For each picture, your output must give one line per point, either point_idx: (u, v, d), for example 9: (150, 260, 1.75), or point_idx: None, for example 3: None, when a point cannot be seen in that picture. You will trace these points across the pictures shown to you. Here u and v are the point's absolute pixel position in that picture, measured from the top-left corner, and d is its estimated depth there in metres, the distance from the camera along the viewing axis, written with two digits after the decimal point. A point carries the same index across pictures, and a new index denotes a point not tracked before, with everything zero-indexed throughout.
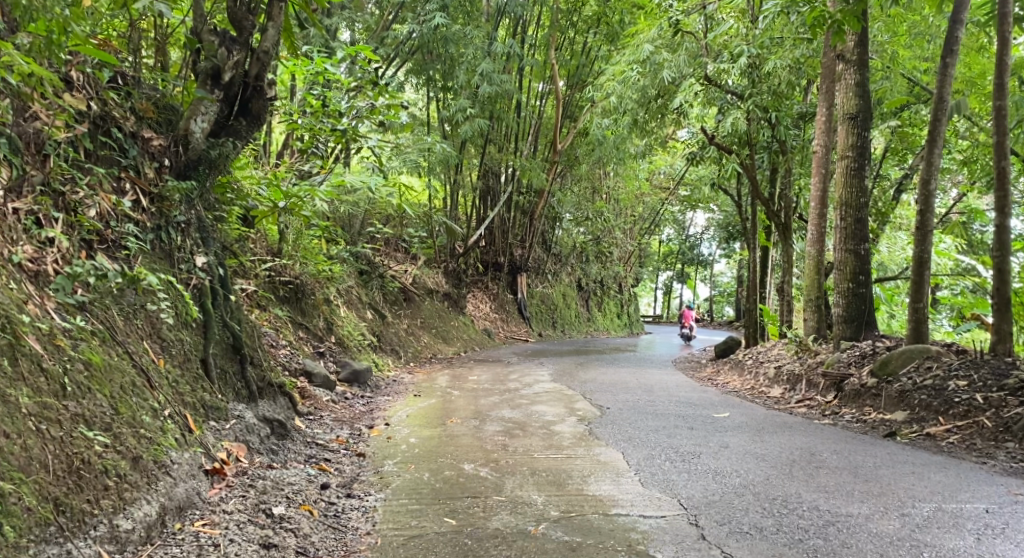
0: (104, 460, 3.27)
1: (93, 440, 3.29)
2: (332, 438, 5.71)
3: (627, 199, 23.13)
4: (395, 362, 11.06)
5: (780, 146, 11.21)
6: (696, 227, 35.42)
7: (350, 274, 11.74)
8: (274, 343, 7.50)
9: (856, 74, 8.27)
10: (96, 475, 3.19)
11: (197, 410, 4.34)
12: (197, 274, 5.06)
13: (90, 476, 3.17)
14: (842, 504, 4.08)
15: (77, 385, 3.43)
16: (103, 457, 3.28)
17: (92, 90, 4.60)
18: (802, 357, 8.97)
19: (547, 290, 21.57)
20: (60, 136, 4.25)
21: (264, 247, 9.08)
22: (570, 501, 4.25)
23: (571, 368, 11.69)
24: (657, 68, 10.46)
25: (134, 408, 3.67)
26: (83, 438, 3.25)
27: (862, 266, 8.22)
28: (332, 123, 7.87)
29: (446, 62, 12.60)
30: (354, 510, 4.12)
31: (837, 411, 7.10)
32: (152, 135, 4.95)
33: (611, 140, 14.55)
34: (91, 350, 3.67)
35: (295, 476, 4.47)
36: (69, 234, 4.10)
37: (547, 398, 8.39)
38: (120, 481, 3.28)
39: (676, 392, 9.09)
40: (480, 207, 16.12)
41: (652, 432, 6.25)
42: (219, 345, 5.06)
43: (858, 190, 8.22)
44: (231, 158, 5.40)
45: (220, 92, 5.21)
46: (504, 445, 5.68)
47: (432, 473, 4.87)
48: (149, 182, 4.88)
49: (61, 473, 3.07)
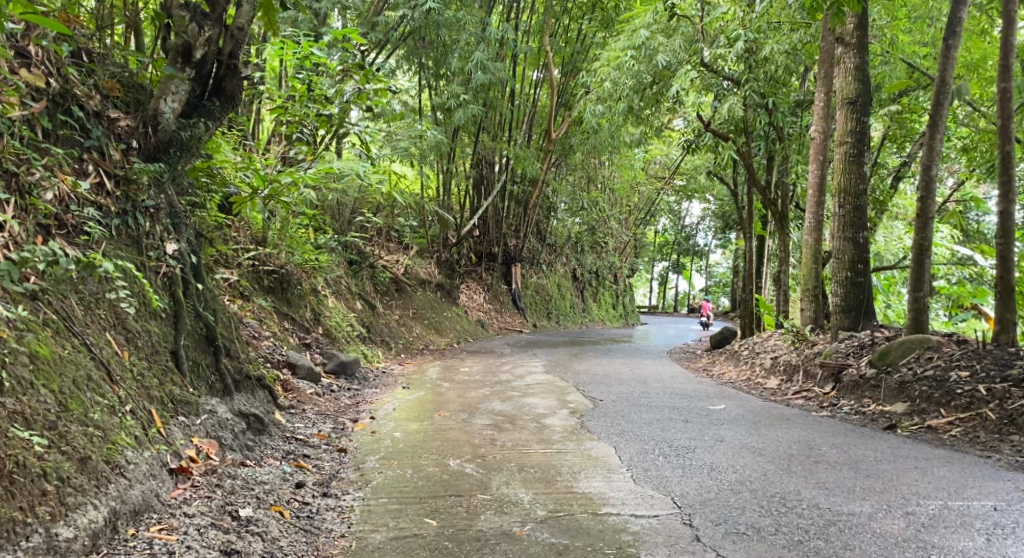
0: (45, 463, 3.03)
1: (31, 441, 3.05)
2: (313, 432, 5.49)
3: (623, 189, 22.91)
4: (386, 354, 10.84)
5: (778, 133, 10.98)
6: (692, 217, 35.23)
7: (340, 265, 11.50)
8: (256, 334, 7.26)
9: (855, 58, 7.99)
10: (32, 480, 2.96)
11: (164, 405, 4.12)
12: (167, 262, 4.82)
13: (26, 480, 2.93)
14: (843, 502, 3.87)
15: (17, 380, 3.18)
16: (42, 459, 3.04)
17: (52, 66, 4.39)
18: (799, 347, 8.77)
19: (542, 280, 21.35)
20: (14, 113, 4.00)
21: (248, 235, 8.83)
22: (559, 500, 4.03)
23: (565, 359, 11.48)
24: (653, 54, 10.24)
25: (86, 404, 3.44)
26: (20, 439, 3.01)
27: (861, 255, 7.99)
28: (317, 108, 7.59)
29: (438, 47, 12.34)
30: (329, 511, 3.90)
31: (835, 403, 6.90)
32: (118, 115, 4.79)
33: (606, 128, 14.27)
34: (40, 341, 3.44)
35: (268, 474, 4.24)
36: (23, 218, 3.85)
37: (539, 390, 8.19)
38: (62, 485, 3.05)
39: (670, 384, 8.89)
40: (473, 197, 15.85)
41: (645, 425, 6.04)
42: (192, 337, 4.82)
43: (857, 177, 7.99)
44: (203, 140, 5.15)
45: (191, 70, 4.91)
46: (492, 439, 5.47)
47: (414, 470, 4.65)
48: (114, 164, 4.64)
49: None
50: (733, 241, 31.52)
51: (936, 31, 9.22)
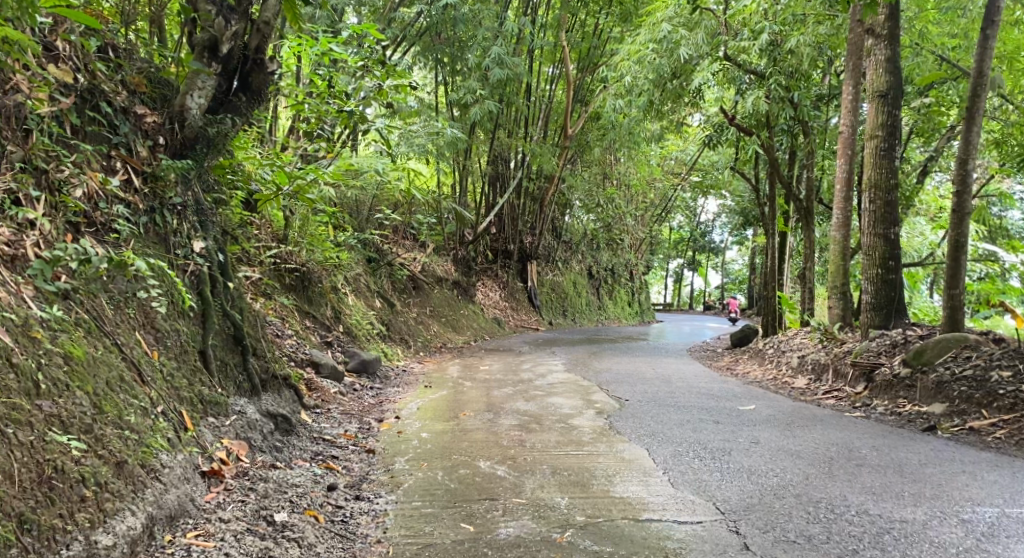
0: (82, 468, 2.97)
1: (68, 445, 2.98)
2: (340, 433, 5.41)
3: (639, 185, 22.71)
4: (405, 351, 10.77)
5: (803, 129, 10.80)
6: (707, 214, 34.97)
7: (358, 262, 11.42)
8: (279, 332, 7.19)
9: (886, 50, 7.81)
10: (70, 485, 2.89)
11: (194, 406, 4.05)
12: (194, 260, 4.74)
13: (63, 486, 2.87)
14: (894, 508, 3.74)
15: (53, 382, 3.11)
16: (80, 464, 2.97)
17: (80, 61, 4.32)
18: (827, 346, 8.61)
19: (558, 278, 21.20)
20: (44, 110, 3.95)
21: (268, 233, 8.75)
22: (597, 505, 3.92)
23: (585, 357, 11.36)
24: (674, 47, 9.93)
25: (120, 405, 3.37)
26: (57, 444, 2.94)
27: (892, 251, 7.80)
28: (338, 105, 7.47)
29: (455, 42, 12.21)
30: (363, 515, 3.82)
31: (868, 403, 6.76)
32: (145, 110, 4.68)
33: (625, 124, 14.11)
34: (73, 342, 3.36)
35: (300, 476, 4.17)
36: (53, 216, 3.78)
37: (563, 389, 8.08)
38: (100, 491, 2.98)
39: (695, 383, 8.75)
40: (489, 194, 15.73)
41: (675, 426, 5.92)
42: (220, 336, 4.75)
43: (888, 171, 7.79)
44: (230, 136, 5.10)
45: (218, 65, 4.92)
46: (521, 440, 5.36)
47: (445, 472, 4.55)
48: (142, 161, 4.57)
49: (28, 485, 2.76)
50: (749, 238, 31.24)
51: (967, 23, 9.00)
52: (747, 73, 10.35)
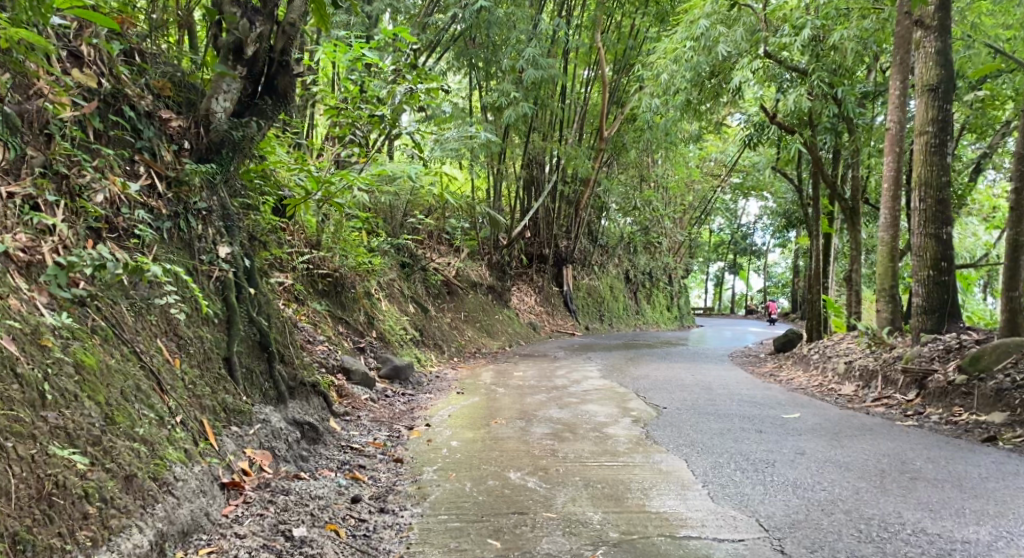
0: (87, 484, 2.87)
1: (73, 459, 2.88)
2: (369, 441, 5.29)
3: (677, 187, 22.36)
4: (439, 357, 10.66)
5: (847, 126, 10.45)
6: (747, 217, 34.39)
7: (392, 267, 11.35)
8: (311, 338, 7.11)
9: (937, 42, 7.47)
10: (73, 502, 2.80)
11: (216, 415, 3.95)
12: (220, 266, 4.65)
13: (65, 503, 2.77)
14: (954, 527, 3.49)
15: (61, 392, 3.02)
16: (85, 479, 2.88)
17: (105, 65, 4.26)
18: (875, 351, 8.29)
19: (594, 282, 20.97)
20: (65, 115, 3.86)
21: (302, 239, 8.69)
22: (631, 520, 3.73)
23: (622, 363, 11.13)
24: (712, 44, 9.67)
25: (133, 416, 3.28)
26: (60, 458, 2.84)
27: (945, 252, 7.45)
28: (370, 109, 7.38)
29: (489, 46, 12.11)
30: (386, 529, 3.67)
31: (921, 411, 6.47)
32: (170, 115, 4.60)
33: (662, 125, 13.86)
34: (87, 351, 3.27)
35: (323, 488, 4.04)
36: (72, 221, 3.71)
37: (598, 396, 7.87)
38: (105, 507, 2.88)
39: (737, 390, 8.48)
40: (524, 198, 15.58)
41: (716, 436, 5.69)
42: (245, 343, 4.66)
43: (940, 169, 7.45)
44: (256, 141, 5.05)
45: (243, 68, 4.88)
46: (553, 451, 5.18)
47: (473, 484, 4.39)
48: (165, 166, 4.48)
49: (27, 502, 2.67)
50: (792, 240, 30.65)
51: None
52: (789, 71, 10.04)
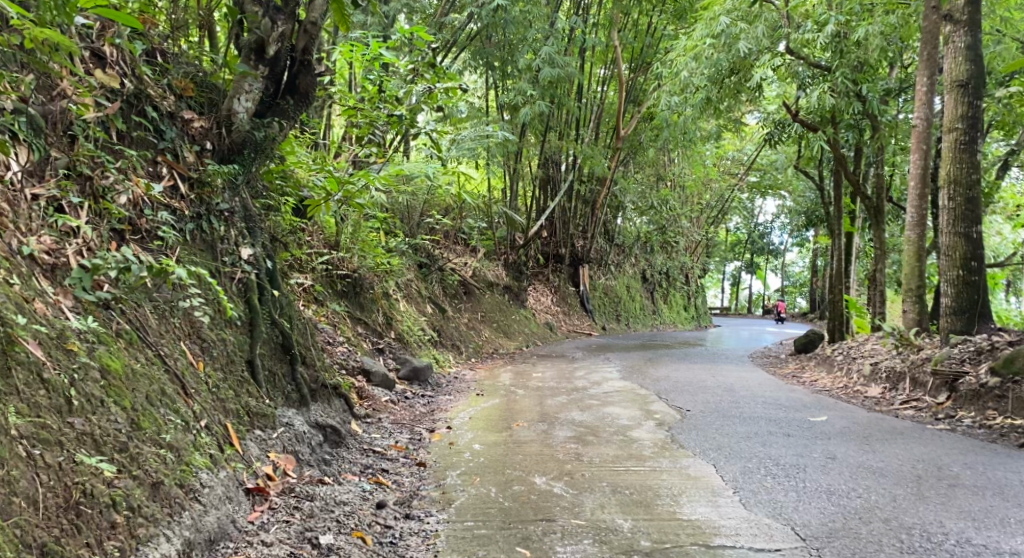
0: (114, 492, 2.82)
1: (100, 467, 2.83)
2: (391, 444, 5.23)
3: (694, 186, 22.19)
4: (457, 358, 10.60)
5: (871, 123, 10.30)
6: (765, 215, 34.17)
7: (410, 267, 11.31)
8: (331, 339, 7.07)
9: (965, 37, 7.35)
10: (100, 511, 2.75)
11: (240, 419, 3.91)
12: (242, 267, 4.59)
13: (92, 512, 2.72)
14: (1000, 538, 3.39)
15: (87, 398, 2.98)
16: (111, 487, 2.83)
17: (127, 66, 4.22)
18: (902, 352, 8.16)
19: (610, 282, 20.86)
20: (89, 115, 3.82)
21: (321, 239, 8.65)
22: (662, 528, 3.66)
23: (641, 364, 11.02)
24: (732, 41, 9.53)
25: (159, 422, 3.23)
26: (88, 466, 2.80)
27: (975, 251, 7.33)
28: (388, 109, 7.32)
29: (506, 45, 11.96)
30: (413, 536, 3.62)
31: (953, 415, 6.41)
32: (192, 115, 4.57)
33: (680, 124, 13.73)
34: (112, 354, 3.23)
35: (348, 493, 3.99)
36: (96, 223, 3.66)
37: (619, 398, 7.78)
38: (133, 516, 2.83)
39: (760, 392, 8.36)
40: (541, 198, 15.50)
41: (743, 439, 5.59)
42: (268, 346, 4.62)
43: (969, 166, 7.33)
44: (278, 141, 5.00)
45: (265, 68, 4.81)
46: (578, 455, 5.10)
47: (498, 489, 4.33)
48: (188, 166, 4.44)
49: (54, 512, 2.61)
50: (810, 239, 30.38)
51: None
52: (811, 68, 9.90)
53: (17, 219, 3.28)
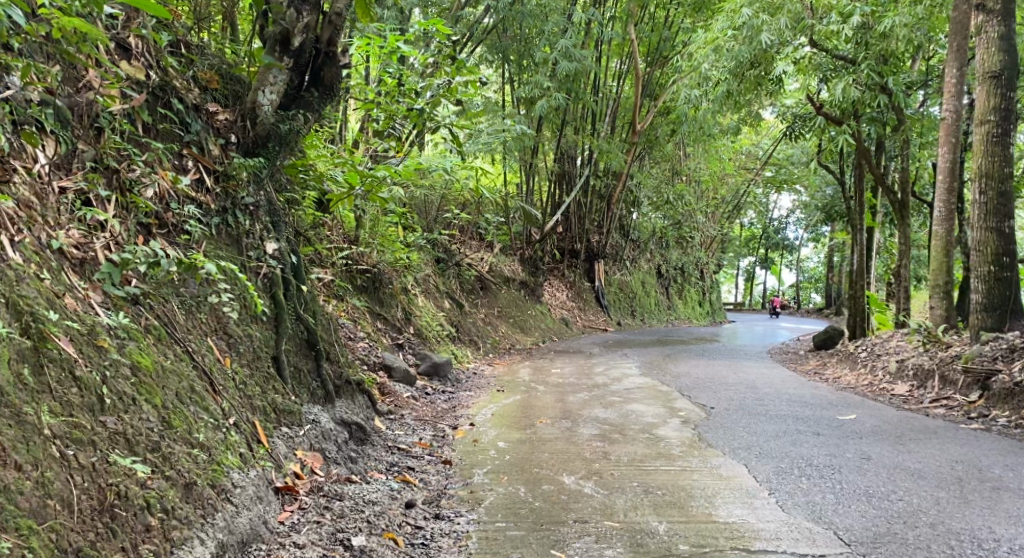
0: (148, 493, 2.76)
1: (133, 468, 2.77)
2: (415, 441, 5.17)
3: (711, 181, 21.98)
4: (475, 353, 10.53)
5: (896, 116, 10.12)
6: (780, 210, 33.89)
7: (427, 262, 11.24)
8: (352, 335, 7.01)
9: (998, 27, 7.19)
10: (135, 514, 2.68)
11: (267, 416, 3.86)
12: (267, 262, 4.53)
13: (128, 515, 2.66)
14: None
15: (119, 396, 2.92)
16: (145, 489, 2.77)
17: (152, 57, 4.15)
18: (930, 349, 8.03)
19: (626, 277, 20.73)
20: (115, 108, 3.75)
21: (340, 234, 8.59)
22: (699, 532, 3.65)
23: (661, 360, 10.91)
24: (754, 33, 9.28)
25: (190, 421, 3.17)
26: (121, 466, 2.74)
27: (1006, 246, 7.16)
28: (408, 102, 7.22)
29: (522, 38, 12.08)
30: (445, 537, 3.56)
31: (985, 414, 6.30)
32: (217, 108, 4.52)
33: (698, 117, 13.58)
34: (142, 351, 3.17)
35: (376, 492, 3.93)
36: (124, 217, 3.61)
37: (642, 395, 7.69)
38: (167, 518, 2.77)
39: (784, 389, 8.25)
40: (557, 193, 15.38)
41: (773, 438, 5.49)
42: (293, 341, 4.55)
43: (1002, 159, 7.17)
44: (302, 133, 4.94)
45: (289, 59, 4.74)
46: (605, 453, 5.02)
47: (528, 488, 4.25)
48: (213, 159, 4.38)
49: (89, 515, 2.56)
50: (826, 234, 30.10)
51: None
52: (834, 61, 9.85)
53: (46, 212, 3.22)
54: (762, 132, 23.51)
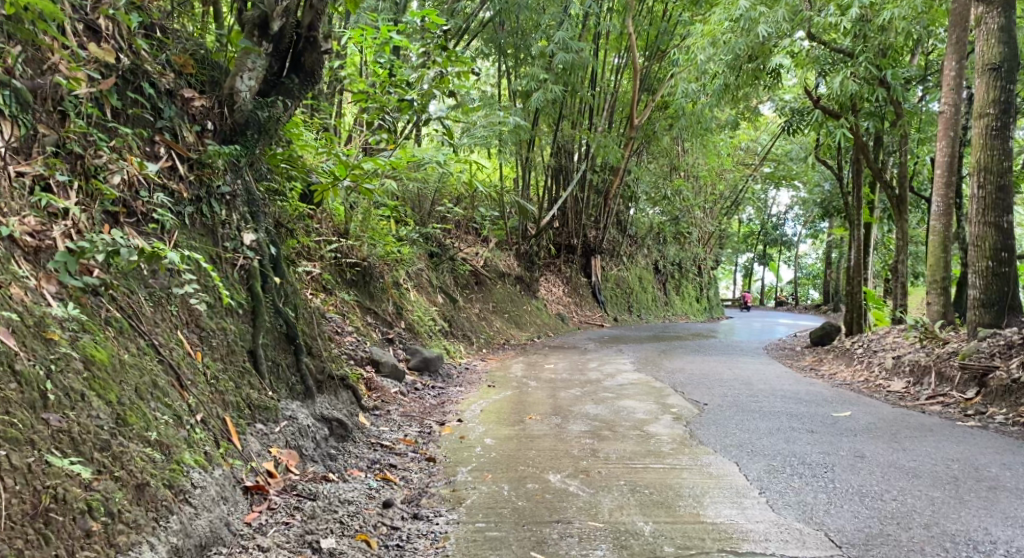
0: (90, 496, 2.65)
1: (75, 469, 2.65)
2: (399, 438, 5.03)
3: (709, 176, 21.83)
4: (468, 349, 10.40)
5: (895, 109, 9.96)
6: (778, 206, 33.76)
7: (420, 257, 11.08)
8: (339, 329, 6.87)
9: (999, 18, 7.03)
10: (73, 519, 2.57)
11: (240, 412, 3.73)
12: (244, 253, 4.39)
13: (64, 520, 2.55)
14: None
15: (65, 392, 2.80)
16: (89, 491, 2.66)
17: (123, 40, 3.98)
18: (927, 346, 7.91)
19: (623, 273, 20.58)
20: (81, 91, 3.61)
21: (330, 227, 8.43)
22: (686, 533, 3.52)
23: (656, 356, 10.78)
24: (752, 24, 9.09)
25: (147, 417, 3.06)
26: (62, 468, 2.62)
27: (1005, 242, 7.03)
28: (399, 92, 6.96)
29: (518, 31, 11.86)
30: (421, 539, 3.43)
31: (983, 411, 6.18)
32: (193, 94, 4.33)
33: (696, 111, 13.41)
34: (97, 344, 3.05)
35: (353, 491, 3.80)
36: (88, 205, 3.47)
37: (635, 391, 7.56)
38: (112, 522, 2.66)
39: (779, 386, 8.12)
40: (553, 187, 15.22)
41: (766, 436, 5.35)
42: (271, 335, 4.41)
43: (1001, 153, 7.04)
44: (282, 121, 4.80)
45: (269, 44, 4.65)
46: (594, 451, 4.88)
47: (511, 487, 4.11)
48: (188, 146, 4.22)
49: (20, 520, 2.44)
50: (825, 231, 29.95)
51: None
52: (832, 54, 9.65)
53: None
54: (761, 127, 23.32)
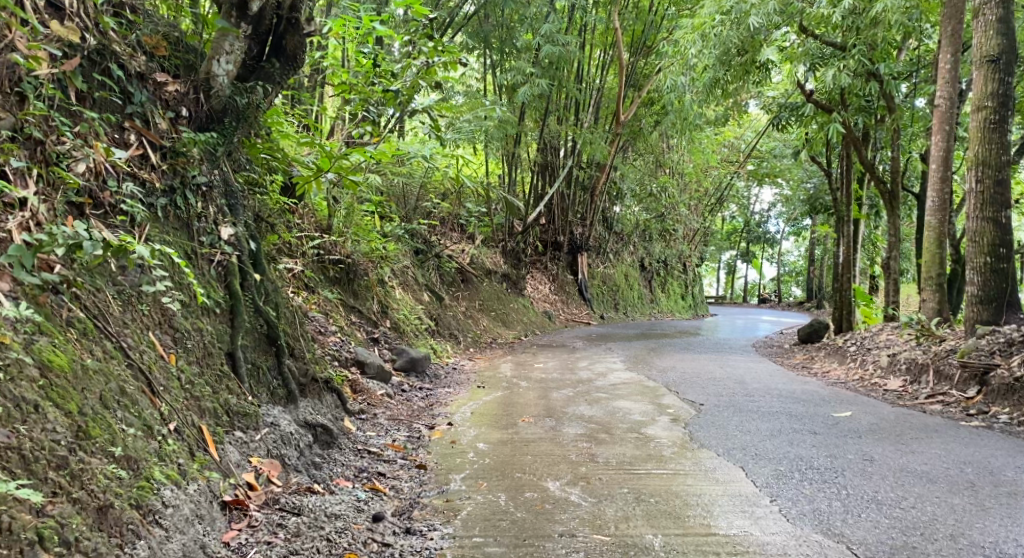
0: (43, 523, 2.39)
1: (25, 493, 2.39)
2: (387, 444, 4.76)
3: (694, 173, 21.66)
4: (455, 348, 10.14)
5: (887, 103, 9.80)
6: (761, 204, 33.78)
7: (405, 254, 10.79)
8: (323, 329, 6.59)
9: (997, 9, 6.84)
10: (22, 550, 2.32)
11: (218, 419, 3.46)
12: (221, 248, 4.11)
13: (11, 551, 2.30)
14: None
15: (17, 403, 2.54)
16: (41, 517, 2.40)
17: (89, 18, 3.68)
18: (923, 343, 7.74)
19: (609, 270, 20.37)
20: (42, 71, 3.31)
21: (312, 222, 8.14)
22: (697, 548, 3.31)
23: (646, 354, 10.56)
24: (743, 17, 8.81)
25: (113, 430, 2.80)
26: (10, 491, 2.36)
27: (1003, 237, 6.85)
28: (383, 84, 6.63)
29: (504, 25, 11.53)
30: None
31: (985, 411, 6.01)
32: (166, 78, 4.06)
33: (684, 107, 13.22)
34: (56, 349, 2.79)
35: (341, 503, 3.54)
36: (48, 195, 3.19)
37: (628, 391, 7.32)
38: (68, 552, 2.42)
39: (775, 385, 7.91)
40: (539, 184, 14.95)
41: (770, 438, 5.14)
42: (251, 336, 4.13)
43: (999, 146, 6.85)
44: (262, 108, 4.53)
45: (248, 26, 4.39)
46: (591, 455, 4.64)
47: (509, 496, 3.87)
48: (160, 133, 3.93)
49: None
50: (807, 228, 29.91)
51: None
52: (823, 47, 9.44)
53: None
54: (746, 124, 23.13)
